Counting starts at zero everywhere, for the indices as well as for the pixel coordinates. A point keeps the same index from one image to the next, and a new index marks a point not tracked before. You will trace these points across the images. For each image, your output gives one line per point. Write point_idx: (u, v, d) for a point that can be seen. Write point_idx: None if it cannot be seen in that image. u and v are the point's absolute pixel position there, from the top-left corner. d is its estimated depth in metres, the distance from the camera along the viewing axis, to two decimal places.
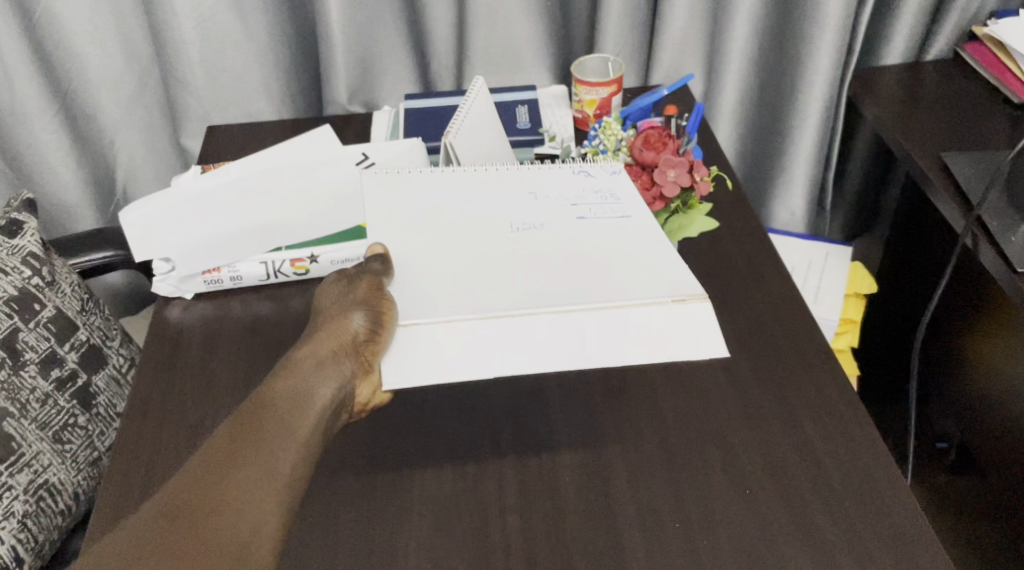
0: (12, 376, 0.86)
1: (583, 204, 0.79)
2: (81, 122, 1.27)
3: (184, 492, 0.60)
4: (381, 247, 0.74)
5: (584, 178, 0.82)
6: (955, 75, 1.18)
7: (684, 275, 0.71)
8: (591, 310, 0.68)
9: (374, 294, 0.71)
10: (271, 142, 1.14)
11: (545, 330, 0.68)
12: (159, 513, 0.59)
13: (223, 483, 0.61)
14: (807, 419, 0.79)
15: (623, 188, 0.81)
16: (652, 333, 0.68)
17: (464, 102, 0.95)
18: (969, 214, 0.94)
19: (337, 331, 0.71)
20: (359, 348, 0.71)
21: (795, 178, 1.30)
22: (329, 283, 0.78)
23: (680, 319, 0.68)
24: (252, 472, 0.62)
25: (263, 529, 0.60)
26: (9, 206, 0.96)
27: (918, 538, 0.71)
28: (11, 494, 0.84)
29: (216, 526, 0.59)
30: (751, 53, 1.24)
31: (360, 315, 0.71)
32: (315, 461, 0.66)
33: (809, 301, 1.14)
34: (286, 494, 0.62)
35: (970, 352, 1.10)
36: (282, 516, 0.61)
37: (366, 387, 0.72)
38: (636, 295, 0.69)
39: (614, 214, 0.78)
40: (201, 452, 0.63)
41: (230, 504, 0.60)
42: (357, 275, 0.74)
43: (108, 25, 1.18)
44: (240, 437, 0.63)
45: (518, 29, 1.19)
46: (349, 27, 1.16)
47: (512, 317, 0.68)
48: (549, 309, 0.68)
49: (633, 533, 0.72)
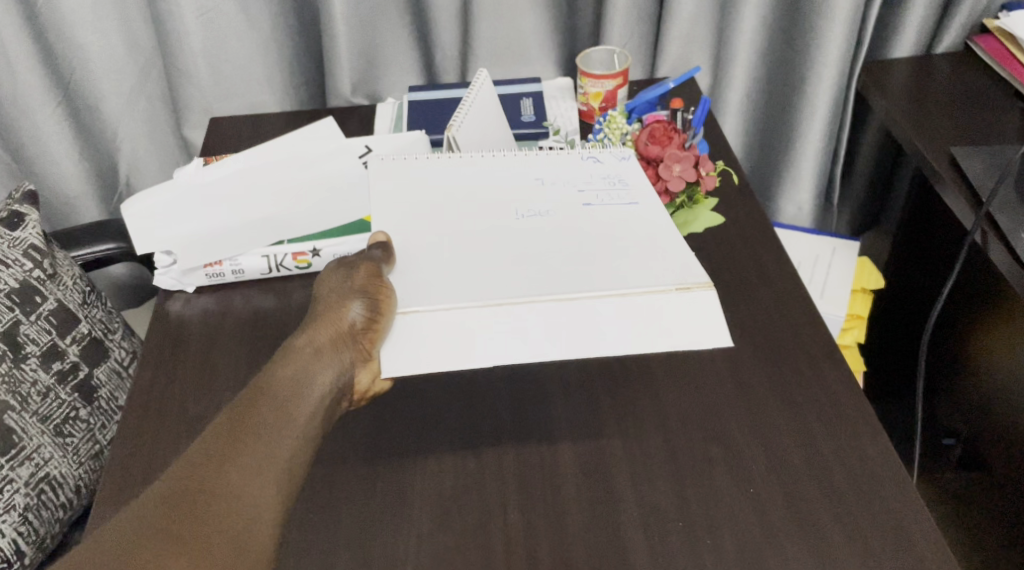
0: (13, 369, 0.86)
1: (590, 191, 0.78)
2: (84, 113, 1.27)
3: (183, 479, 0.60)
4: (382, 236, 0.73)
5: (592, 164, 0.81)
6: (965, 68, 1.16)
7: (690, 263, 0.70)
8: (593, 298, 0.68)
9: (372, 282, 0.70)
10: (273, 134, 1.13)
11: (546, 318, 0.67)
12: (159, 498, 0.59)
13: (223, 470, 0.60)
14: (812, 416, 0.78)
15: (633, 174, 0.80)
16: (657, 320, 0.67)
17: (467, 95, 0.95)
18: (979, 209, 0.93)
19: (336, 318, 0.70)
20: (357, 337, 0.70)
21: (802, 171, 1.29)
22: (328, 270, 0.76)
23: (682, 306, 0.68)
24: (252, 458, 0.61)
25: (263, 515, 0.60)
26: (11, 198, 0.95)
27: (923, 539, 0.70)
28: (12, 487, 0.83)
29: (216, 512, 0.58)
30: (759, 45, 1.23)
31: (358, 304, 0.70)
32: (315, 448, 0.65)
33: (814, 296, 1.13)
34: (285, 481, 0.62)
35: (979, 347, 1.09)
36: (282, 503, 0.61)
37: (366, 374, 0.70)
38: (640, 283, 0.68)
39: (621, 200, 0.77)
40: (202, 438, 0.62)
41: (230, 491, 0.59)
42: (355, 261, 0.73)
43: (110, 15, 1.17)
44: (241, 424, 0.63)
45: (523, 20, 1.18)
46: (352, 17, 1.15)
47: (515, 305, 0.67)
48: (551, 296, 0.68)
49: (635, 531, 0.71)
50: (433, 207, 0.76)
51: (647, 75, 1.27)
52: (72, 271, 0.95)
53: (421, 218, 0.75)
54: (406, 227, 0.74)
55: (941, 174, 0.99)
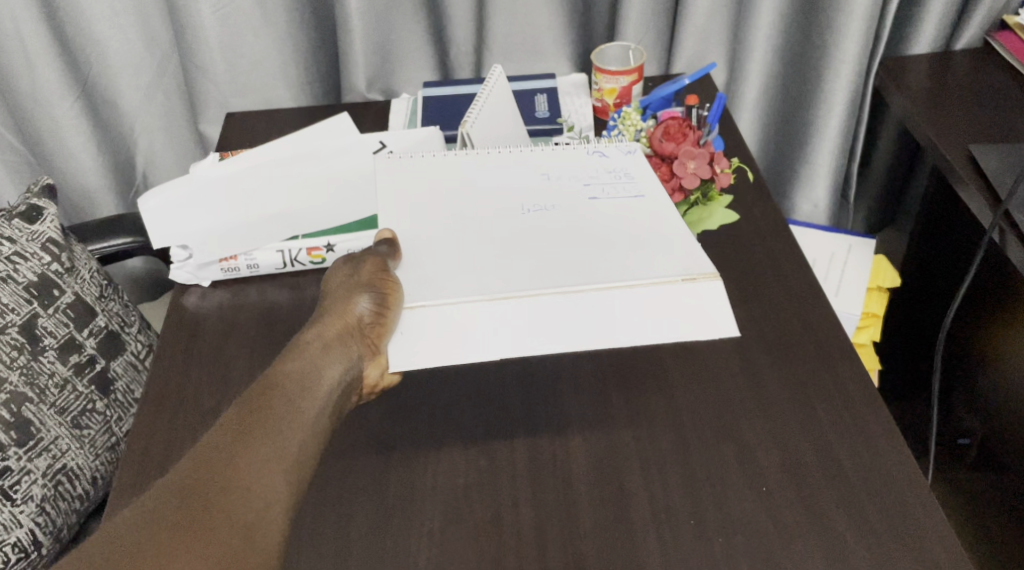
0: (31, 361, 0.87)
1: (595, 184, 0.78)
2: (102, 107, 1.28)
3: (193, 471, 0.60)
4: (389, 232, 0.73)
5: (598, 158, 0.81)
6: (985, 65, 1.15)
7: (695, 253, 0.70)
8: (599, 291, 0.68)
9: (379, 276, 0.71)
10: (288, 129, 1.13)
11: (552, 311, 0.67)
12: (173, 490, 0.59)
13: (233, 462, 0.60)
14: (826, 415, 0.78)
15: (637, 167, 0.80)
16: (665, 311, 0.67)
17: (482, 91, 0.95)
18: (997, 208, 0.92)
19: (343, 313, 0.70)
20: (364, 330, 0.70)
21: (820, 167, 1.28)
22: (335, 267, 0.76)
23: (689, 298, 0.68)
24: (263, 451, 0.61)
25: (274, 504, 0.60)
26: (30, 192, 0.96)
27: (936, 539, 0.70)
28: (30, 478, 0.84)
29: (228, 504, 0.58)
30: (776, 42, 1.22)
31: (364, 297, 0.70)
32: (324, 439, 0.65)
33: (829, 295, 1.12)
34: (294, 474, 0.62)
35: (995, 346, 1.08)
36: (293, 492, 0.61)
37: (375, 368, 0.71)
38: (646, 274, 0.69)
39: (627, 193, 0.77)
40: (214, 431, 0.62)
41: (241, 483, 0.59)
42: (362, 256, 0.73)
43: (128, 11, 1.18)
44: (251, 418, 0.62)
45: (539, 15, 1.18)
46: (368, 12, 1.15)
47: (518, 298, 0.68)
48: (557, 289, 0.68)
49: (646, 529, 0.71)
50: (440, 204, 0.76)
51: (662, 71, 1.26)
52: (90, 265, 0.96)
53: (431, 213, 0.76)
54: (419, 225, 0.74)
55: (960, 172, 0.98)
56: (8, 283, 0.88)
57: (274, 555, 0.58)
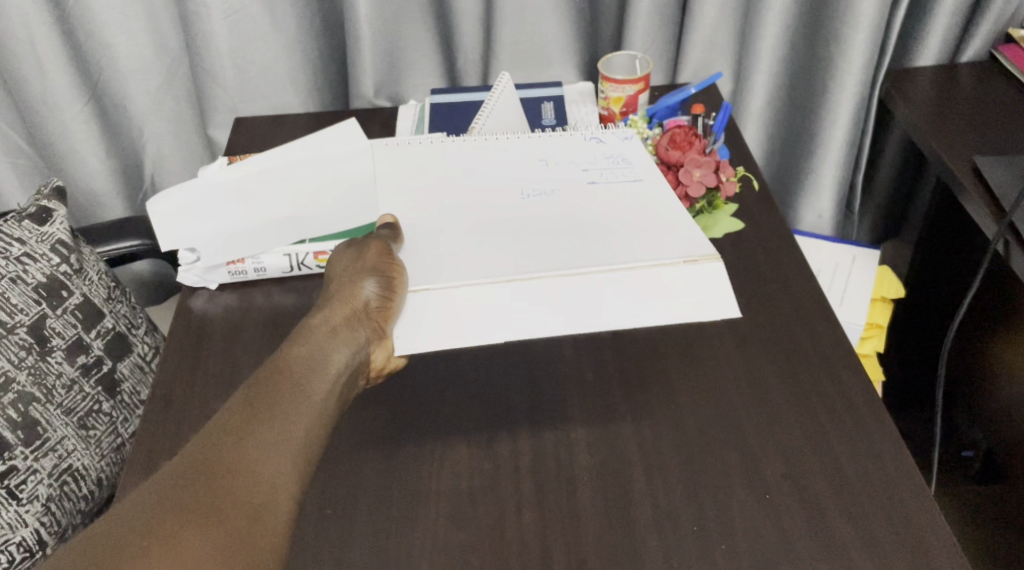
0: (39, 361, 0.87)
1: (593, 170, 0.79)
2: (111, 111, 1.29)
3: (201, 456, 0.60)
4: (390, 217, 0.74)
5: (596, 144, 0.81)
6: (991, 77, 1.16)
7: (694, 235, 0.71)
8: (603, 272, 0.69)
9: (384, 260, 0.71)
10: (295, 133, 1.14)
11: (556, 294, 0.68)
12: (180, 474, 0.59)
13: (241, 443, 0.60)
14: (829, 422, 0.78)
15: (636, 153, 0.80)
16: (666, 292, 0.68)
17: (488, 99, 0.98)
18: (1002, 219, 0.93)
19: (350, 297, 0.71)
20: (371, 314, 0.70)
21: (824, 170, 1.28)
22: (338, 252, 0.77)
23: (690, 277, 0.69)
24: (269, 433, 0.61)
25: (280, 485, 0.60)
26: (41, 193, 0.97)
27: (937, 546, 0.70)
28: (36, 477, 0.85)
29: (234, 487, 0.58)
30: (782, 51, 1.23)
31: (371, 281, 0.70)
32: (331, 421, 0.66)
33: (833, 304, 1.12)
34: (301, 454, 0.62)
35: (999, 358, 1.09)
36: (301, 474, 0.61)
37: (382, 351, 0.71)
38: (648, 256, 0.69)
39: (626, 177, 0.78)
40: (221, 415, 0.62)
41: (249, 466, 0.59)
42: (364, 241, 0.74)
43: (139, 15, 1.19)
44: (256, 402, 0.63)
45: (547, 25, 1.19)
46: (377, 19, 1.16)
47: (524, 282, 0.68)
48: (558, 271, 0.69)
49: (650, 535, 0.70)
50: (443, 197, 0.77)
51: (668, 80, 1.27)
52: (99, 266, 0.97)
53: (436, 207, 0.76)
54: (423, 218, 0.75)
55: (964, 183, 0.99)
56: (18, 284, 0.88)
57: (280, 536, 0.59)
